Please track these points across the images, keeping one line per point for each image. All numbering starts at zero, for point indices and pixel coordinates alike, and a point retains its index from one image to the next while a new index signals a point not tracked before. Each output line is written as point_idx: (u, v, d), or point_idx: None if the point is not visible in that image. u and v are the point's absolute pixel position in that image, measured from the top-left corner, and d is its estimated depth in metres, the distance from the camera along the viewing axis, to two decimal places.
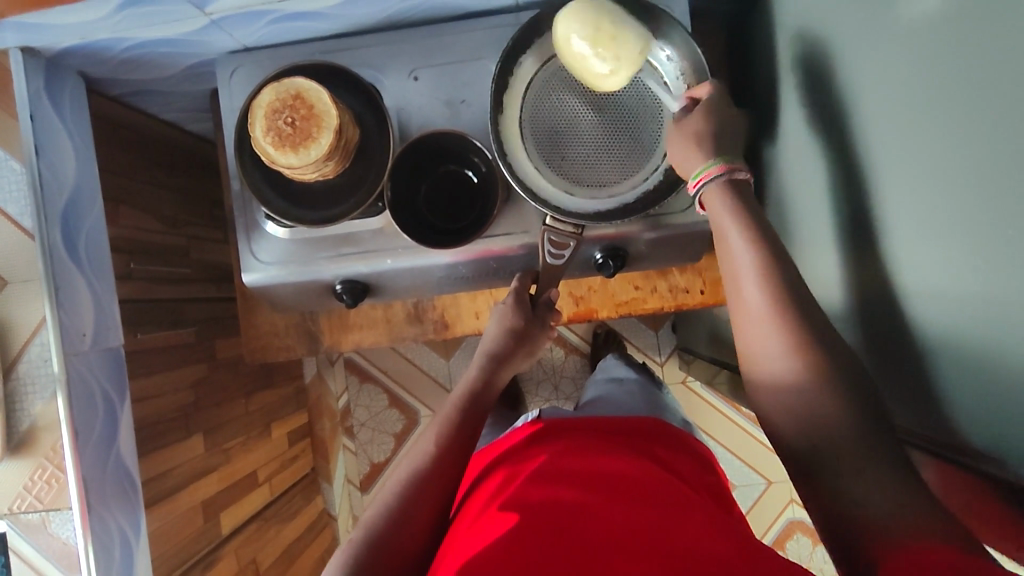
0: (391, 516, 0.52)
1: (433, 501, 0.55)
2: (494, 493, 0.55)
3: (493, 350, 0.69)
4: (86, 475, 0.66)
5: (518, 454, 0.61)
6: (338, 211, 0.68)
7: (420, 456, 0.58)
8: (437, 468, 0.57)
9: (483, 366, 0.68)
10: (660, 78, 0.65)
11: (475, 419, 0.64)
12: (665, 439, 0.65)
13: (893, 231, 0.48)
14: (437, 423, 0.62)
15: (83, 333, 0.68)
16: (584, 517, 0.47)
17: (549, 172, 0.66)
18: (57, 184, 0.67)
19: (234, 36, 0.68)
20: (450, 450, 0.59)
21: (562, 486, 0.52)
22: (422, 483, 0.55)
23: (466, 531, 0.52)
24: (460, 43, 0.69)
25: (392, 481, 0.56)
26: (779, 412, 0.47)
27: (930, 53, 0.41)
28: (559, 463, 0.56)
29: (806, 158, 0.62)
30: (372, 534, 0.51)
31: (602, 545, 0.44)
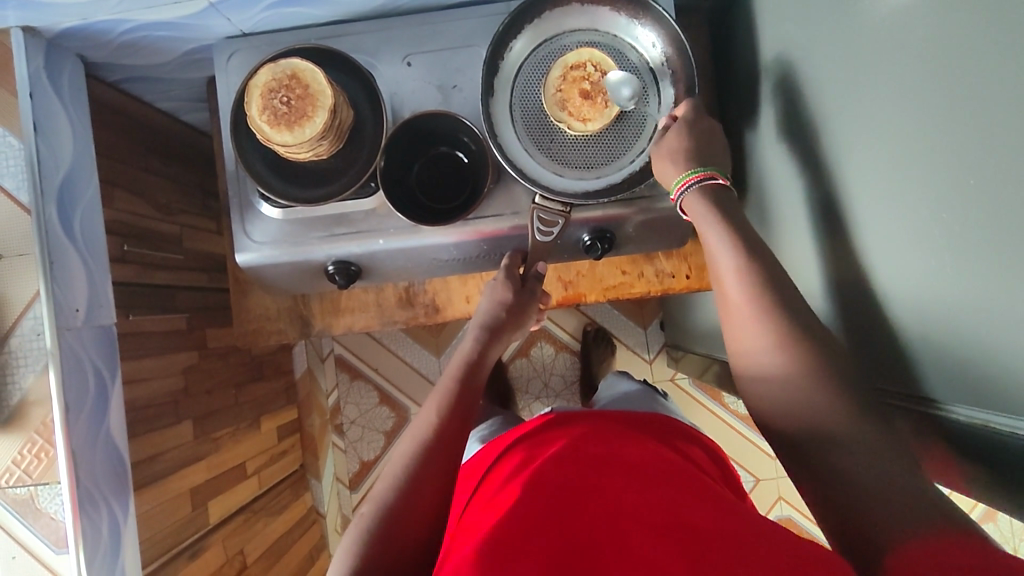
0: (404, 485, 0.53)
1: (443, 471, 0.55)
2: (510, 473, 0.56)
3: (487, 322, 0.71)
4: (76, 447, 0.67)
5: (534, 438, 0.62)
6: (331, 191, 0.69)
7: (424, 426, 0.59)
8: (443, 439, 0.58)
9: (478, 337, 0.69)
10: (646, 64, 0.68)
11: (476, 392, 0.65)
12: (674, 428, 0.66)
13: (876, 199, 0.50)
14: (438, 395, 0.63)
15: (76, 309, 0.69)
16: (599, 491, 0.48)
17: (538, 154, 0.68)
18: (55, 161, 0.68)
19: (232, 21, 0.70)
20: (452, 420, 0.60)
21: (576, 464, 0.52)
22: (429, 453, 0.56)
23: (482, 510, 0.52)
24: (453, 30, 0.71)
25: (400, 453, 0.57)
26: (770, 382, 0.50)
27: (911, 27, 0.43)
28: (576, 444, 0.57)
29: (788, 140, 0.64)
30: (388, 502, 0.52)
31: (618, 522, 0.45)
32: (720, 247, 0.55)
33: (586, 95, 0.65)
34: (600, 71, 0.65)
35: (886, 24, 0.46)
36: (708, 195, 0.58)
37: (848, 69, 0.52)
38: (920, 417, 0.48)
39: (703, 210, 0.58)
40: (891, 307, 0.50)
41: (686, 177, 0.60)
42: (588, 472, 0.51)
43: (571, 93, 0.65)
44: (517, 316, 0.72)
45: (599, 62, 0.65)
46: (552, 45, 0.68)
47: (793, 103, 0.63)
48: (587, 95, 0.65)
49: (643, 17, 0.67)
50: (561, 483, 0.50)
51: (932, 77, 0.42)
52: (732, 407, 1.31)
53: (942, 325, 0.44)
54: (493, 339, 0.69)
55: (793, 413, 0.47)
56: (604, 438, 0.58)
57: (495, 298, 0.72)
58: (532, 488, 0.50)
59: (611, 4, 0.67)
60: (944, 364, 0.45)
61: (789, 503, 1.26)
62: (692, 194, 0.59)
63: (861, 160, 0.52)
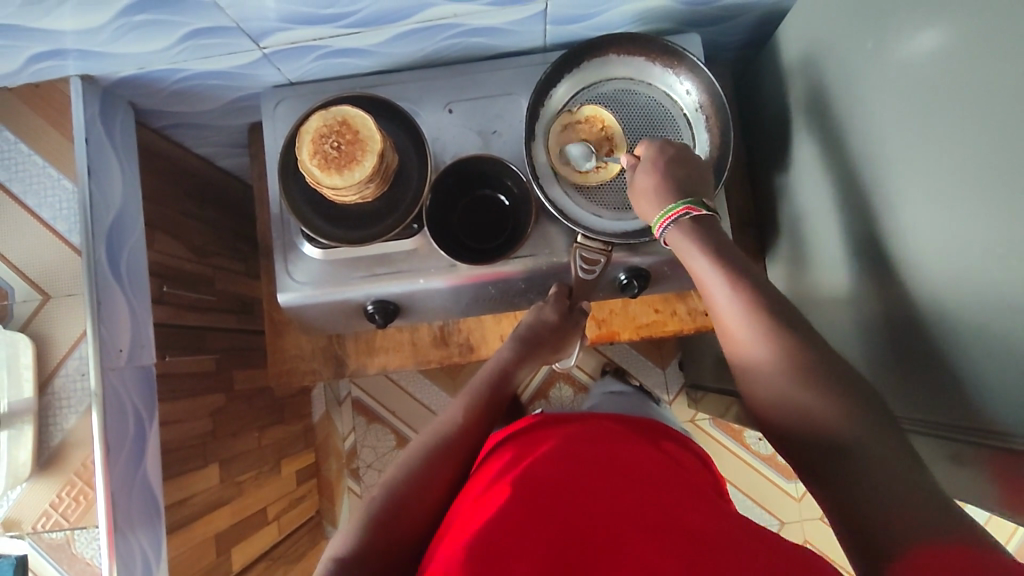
0: (415, 476, 0.54)
1: (450, 471, 0.57)
2: (503, 467, 0.56)
3: (525, 335, 0.70)
4: (114, 489, 0.66)
5: (532, 430, 0.63)
6: (374, 233, 0.71)
7: (448, 423, 0.60)
8: (462, 440, 0.59)
9: (514, 347, 0.69)
10: (680, 110, 0.71)
11: (501, 400, 0.65)
12: (666, 431, 0.67)
13: (919, 235, 0.51)
14: (465, 396, 0.64)
15: (120, 349, 0.69)
16: (594, 489, 0.49)
17: (578, 196, 0.71)
18: (105, 205, 0.69)
19: (281, 71, 0.73)
20: (475, 424, 0.61)
21: (576, 465, 0.52)
22: (448, 451, 0.57)
23: (473, 502, 0.52)
24: (493, 79, 0.74)
25: (417, 446, 0.58)
26: (763, 377, 0.50)
27: (954, 75, 0.46)
28: (571, 444, 0.56)
29: (821, 181, 0.66)
30: (393, 491, 0.53)
31: (619, 525, 0.45)
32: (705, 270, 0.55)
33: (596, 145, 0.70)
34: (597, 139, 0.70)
35: (925, 70, 0.49)
36: (694, 228, 0.57)
37: (883, 113, 0.55)
38: (977, 448, 0.48)
39: (693, 241, 0.57)
40: (935, 342, 0.51)
41: (667, 212, 0.59)
42: (590, 474, 0.50)
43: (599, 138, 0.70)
44: (554, 337, 0.72)
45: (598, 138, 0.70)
46: (589, 92, 0.72)
47: (824, 148, 0.65)
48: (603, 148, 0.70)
49: (677, 66, 0.69)
50: (559, 480, 0.50)
51: (976, 116, 0.44)
52: (753, 448, 1.30)
53: (989, 356, 0.45)
54: (528, 353, 0.70)
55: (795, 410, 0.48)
56: (602, 437, 0.58)
57: (535, 315, 0.72)
58: (529, 487, 0.49)
59: (649, 54, 0.70)
60: (995, 394, 0.45)
61: (816, 547, 1.24)
62: (676, 226, 0.58)
63: (901, 197, 0.53)
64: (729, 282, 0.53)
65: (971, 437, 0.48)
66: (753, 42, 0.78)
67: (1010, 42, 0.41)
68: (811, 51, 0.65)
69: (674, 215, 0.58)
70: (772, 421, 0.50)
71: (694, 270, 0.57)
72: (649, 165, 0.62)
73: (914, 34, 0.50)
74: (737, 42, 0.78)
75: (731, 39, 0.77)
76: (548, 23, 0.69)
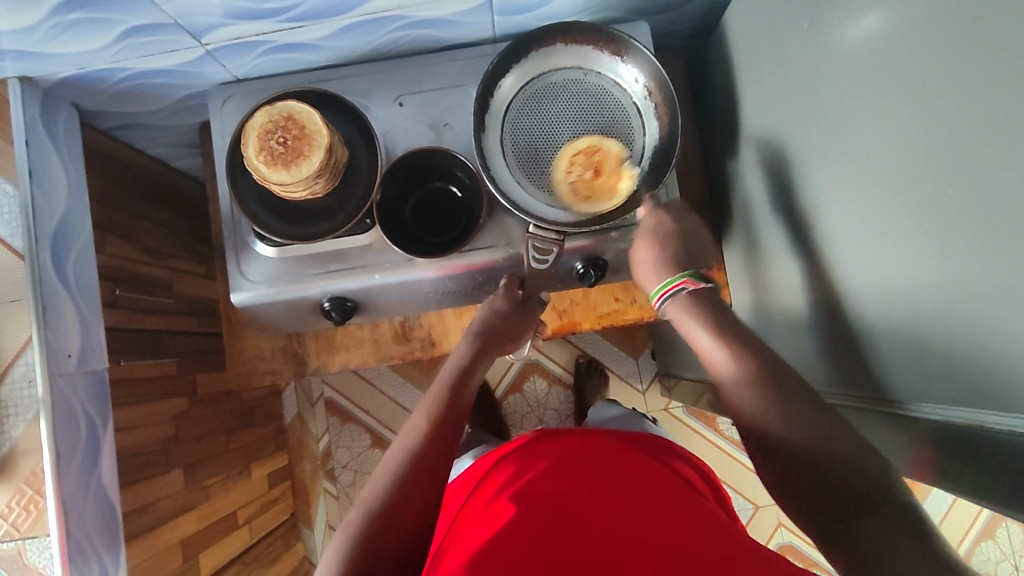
0: (391, 493, 0.52)
1: (427, 479, 0.54)
2: (499, 488, 0.56)
3: (481, 329, 0.70)
4: (66, 498, 0.65)
5: (525, 447, 0.63)
6: (325, 228, 0.70)
7: (416, 430, 0.58)
8: (432, 445, 0.56)
9: (472, 343, 0.69)
10: (630, 98, 0.71)
11: (466, 397, 0.64)
12: (653, 443, 0.67)
13: (857, 213, 0.52)
14: (427, 398, 0.62)
15: (69, 354, 0.68)
16: (584, 503, 0.49)
17: (530, 186, 0.70)
18: (49, 209, 0.68)
19: (227, 68, 0.72)
20: (442, 425, 0.59)
21: (568, 483, 0.52)
22: (421, 460, 0.55)
23: (471, 527, 0.52)
24: (442, 71, 0.73)
25: (391, 458, 0.55)
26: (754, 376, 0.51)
27: (880, 55, 0.46)
28: (563, 461, 0.56)
29: (767, 165, 0.67)
30: (373, 514, 0.50)
31: (615, 542, 0.45)
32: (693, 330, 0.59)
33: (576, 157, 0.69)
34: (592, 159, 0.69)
35: (856, 51, 0.49)
36: (690, 297, 0.61)
37: (819, 96, 0.55)
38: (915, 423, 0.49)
39: (684, 306, 0.61)
40: (874, 321, 0.51)
41: (666, 285, 0.64)
42: (581, 491, 0.51)
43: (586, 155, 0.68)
44: (510, 326, 0.72)
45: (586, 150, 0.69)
46: (538, 82, 0.71)
47: (769, 132, 0.65)
48: (588, 156, 0.68)
49: (625, 55, 0.69)
50: (543, 499, 0.50)
51: (903, 93, 0.44)
52: (727, 435, 1.31)
53: (921, 329, 0.45)
54: (485, 347, 0.69)
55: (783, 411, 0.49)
56: (593, 452, 0.59)
57: (488, 308, 0.72)
58: (523, 507, 0.49)
59: (594, 43, 0.70)
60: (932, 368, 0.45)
61: (789, 529, 1.25)
62: (674, 298, 0.63)
63: (840, 178, 0.54)
64: (715, 332, 0.57)
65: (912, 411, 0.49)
66: (703, 28, 0.78)
67: (930, 18, 0.41)
68: (754, 38, 0.66)
69: (673, 287, 0.63)
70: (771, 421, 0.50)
71: (687, 331, 0.60)
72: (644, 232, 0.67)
73: (845, 16, 0.50)
74: (687, 29, 0.78)
75: (681, 26, 0.78)
76: (495, 14, 0.69)
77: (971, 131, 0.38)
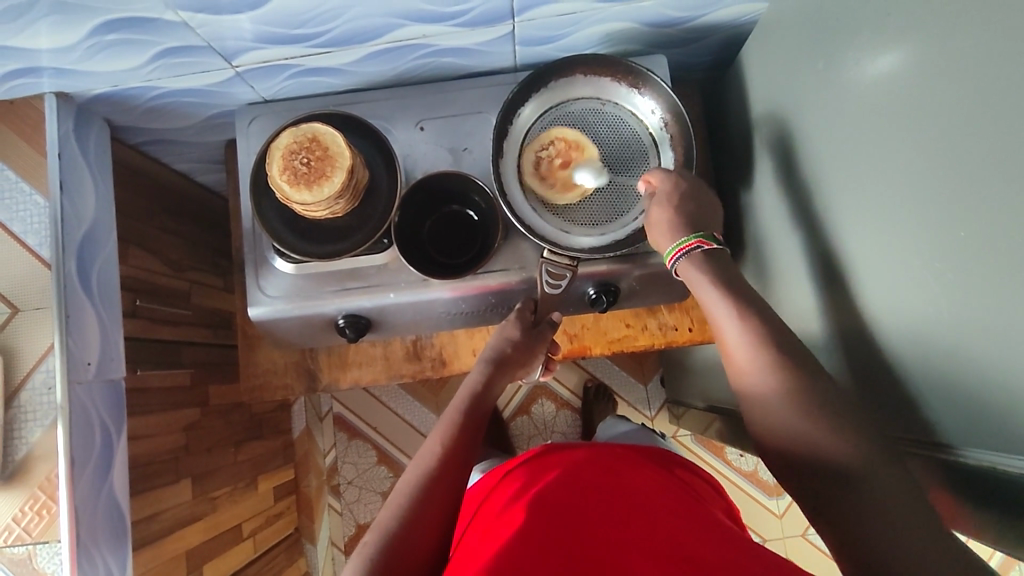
0: (407, 515, 0.52)
1: (441, 503, 0.54)
2: (512, 498, 0.56)
3: (493, 355, 0.70)
4: (78, 504, 0.66)
5: (540, 458, 0.63)
6: (343, 247, 0.71)
7: (428, 455, 0.58)
8: (446, 469, 0.56)
9: (485, 370, 0.69)
10: (646, 129, 0.73)
11: (478, 419, 0.64)
12: (672, 457, 0.66)
13: (872, 248, 0.52)
14: (442, 424, 0.62)
15: (89, 362, 0.70)
16: (595, 514, 0.49)
17: (546, 213, 0.71)
18: (77, 219, 0.70)
19: (255, 89, 0.74)
20: (457, 449, 0.59)
21: (579, 493, 0.52)
22: (435, 482, 0.55)
23: (484, 536, 0.52)
24: (464, 98, 0.75)
25: (405, 482, 0.55)
26: (767, 408, 0.51)
27: (898, 96, 0.47)
28: (576, 471, 0.57)
29: (781, 197, 0.67)
30: (389, 537, 0.50)
31: (627, 555, 0.45)
32: (712, 300, 0.57)
33: (540, 167, 0.72)
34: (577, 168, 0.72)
35: (874, 90, 0.50)
36: (703, 259, 0.59)
37: (835, 134, 0.56)
38: (934, 463, 0.49)
39: (704, 274, 0.58)
40: (893, 358, 0.51)
41: (681, 243, 0.61)
42: (592, 502, 0.51)
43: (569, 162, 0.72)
44: (525, 353, 0.71)
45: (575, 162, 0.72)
46: (556, 111, 0.73)
47: (784, 165, 0.66)
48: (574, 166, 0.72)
49: (642, 87, 0.71)
50: (555, 512, 0.50)
51: (919, 135, 0.45)
52: (735, 464, 1.30)
53: (943, 369, 0.46)
54: (500, 371, 0.69)
55: (798, 446, 0.48)
56: (606, 464, 0.58)
57: (503, 336, 0.71)
58: (536, 514, 0.50)
59: (612, 76, 0.71)
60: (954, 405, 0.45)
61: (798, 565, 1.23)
62: (686, 258, 0.60)
63: (855, 215, 0.54)
64: (744, 321, 0.54)
65: (931, 451, 0.49)
66: (720, 61, 0.80)
67: (945, 63, 0.42)
68: (770, 75, 0.67)
69: (688, 247, 0.61)
70: (778, 445, 0.50)
71: (707, 304, 0.58)
72: (663, 198, 0.64)
73: (861, 56, 0.51)
74: (704, 63, 0.80)
75: (699, 60, 0.79)
76: (517, 44, 0.71)
77: (990, 174, 0.39)
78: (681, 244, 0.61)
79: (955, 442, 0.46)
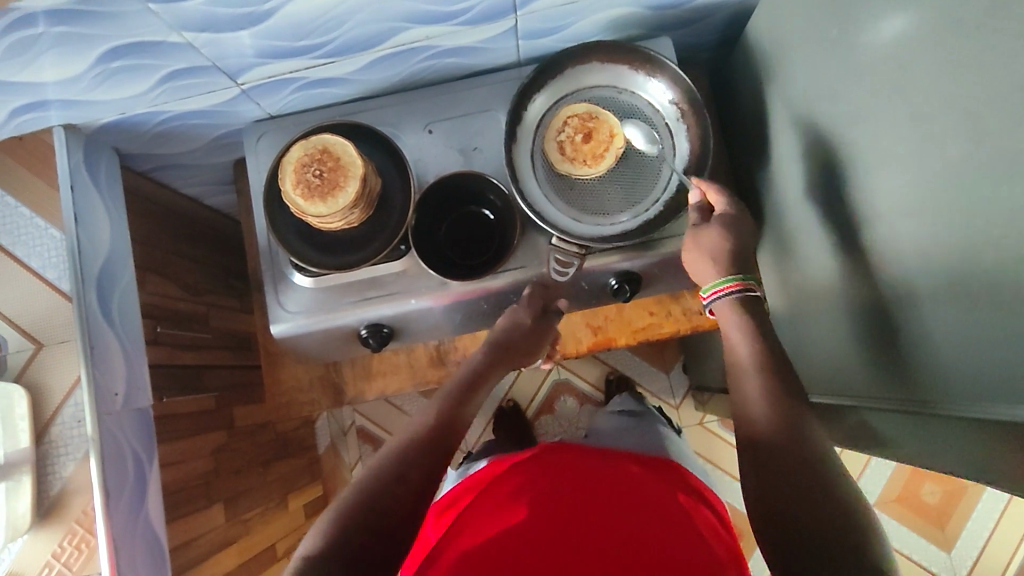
0: (397, 470, 0.51)
1: (433, 464, 0.53)
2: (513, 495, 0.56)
3: (499, 338, 0.69)
4: (116, 535, 0.65)
5: (546, 459, 0.62)
6: (360, 257, 0.71)
7: (422, 422, 0.57)
8: (441, 436, 0.56)
9: (488, 352, 0.68)
10: (662, 119, 0.72)
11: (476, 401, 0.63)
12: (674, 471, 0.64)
13: (894, 213, 0.51)
14: (439, 396, 0.61)
15: (116, 393, 0.69)
16: (596, 530, 0.49)
17: (557, 200, 0.71)
18: (94, 250, 0.70)
19: (261, 105, 0.74)
20: (452, 422, 0.58)
21: (582, 507, 0.52)
22: (428, 445, 0.54)
23: (478, 529, 0.52)
24: (471, 97, 0.75)
25: (396, 442, 0.55)
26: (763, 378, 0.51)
27: (916, 56, 0.46)
28: (582, 481, 0.56)
29: (799, 171, 0.67)
30: (374, 487, 0.49)
31: None
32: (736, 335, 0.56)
33: (565, 151, 0.70)
34: (595, 152, 0.70)
35: (890, 53, 0.49)
36: (738, 305, 0.58)
37: (852, 101, 0.56)
38: (942, 421, 0.48)
39: (733, 314, 0.57)
40: (914, 324, 0.51)
41: (717, 286, 0.59)
42: (594, 518, 0.51)
43: (585, 147, 0.70)
44: (530, 339, 0.71)
45: (593, 147, 0.70)
46: (573, 97, 0.73)
47: (801, 137, 0.65)
48: (590, 151, 0.70)
49: (659, 74, 0.70)
50: (556, 528, 0.50)
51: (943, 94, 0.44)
52: None
53: None
54: (501, 356, 0.68)
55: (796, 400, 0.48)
56: (609, 476, 0.58)
57: (512, 317, 0.70)
58: (538, 530, 0.50)
59: (631, 64, 0.70)
60: (976, 370, 0.44)
61: None
62: (724, 300, 0.58)
63: (878, 182, 0.53)
64: None
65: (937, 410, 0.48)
66: (725, 39, 0.79)
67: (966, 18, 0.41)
68: (778, 49, 0.67)
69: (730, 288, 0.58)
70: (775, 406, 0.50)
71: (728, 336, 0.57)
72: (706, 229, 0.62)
73: (874, 20, 0.50)
74: (710, 42, 0.79)
75: (704, 40, 0.79)
76: (520, 39, 0.70)
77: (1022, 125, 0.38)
78: (716, 287, 0.59)
79: (962, 400, 0.46)
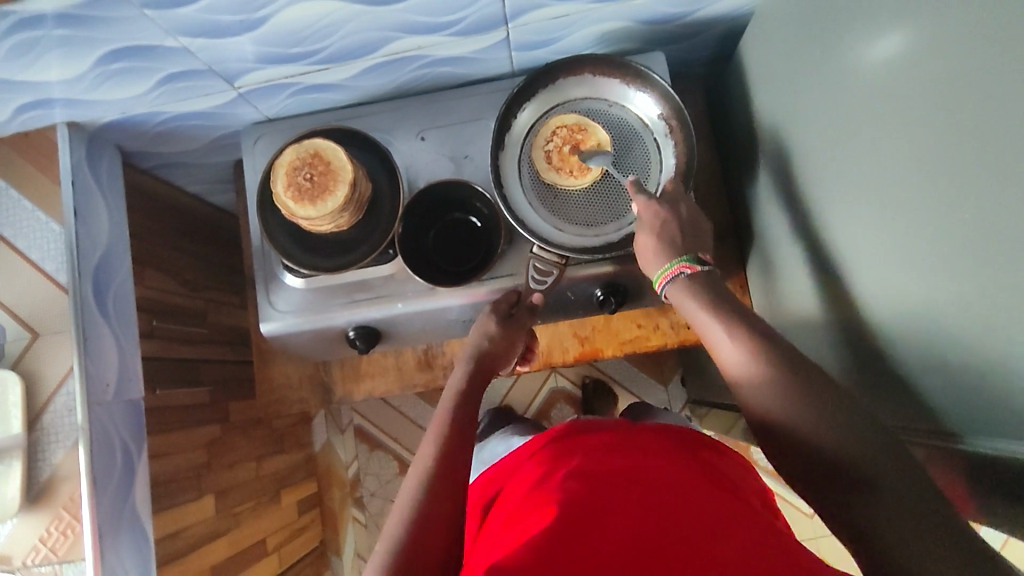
0: (418, 514, 0.48)
1: (450, 493, 0.51)
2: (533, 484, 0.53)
3: (475, 349, 0.67)
4: (100, 523, 0.67)
5: (559, 443, 0.60)
6: (349, 259, 0.72)
7: (430, 447, 0.55)
8: (449, 458, 0.53)
9: (469, 363, 0.66)
10: (652, 134, 0.72)
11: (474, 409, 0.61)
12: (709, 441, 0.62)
13: (873, 234, 0.51)
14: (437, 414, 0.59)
15: (107, 383, 0.71)
16: (629, 499, 0.46)
17: (541, 209, 0.71)
18: (91, 244, 0.72)
19: (258, 108, 0.75)
20: (456, 438, 0.56)
21: (607, 479, 0.49)
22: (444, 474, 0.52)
23: (506, 526, 0.49)
24: (463, 106, 0.76)
25: (410, 478, 0.52)
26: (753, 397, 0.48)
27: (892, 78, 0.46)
28: (602, 456, 0.53)
29: (785, 189, 0.66)
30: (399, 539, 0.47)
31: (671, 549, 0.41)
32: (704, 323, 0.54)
33: (552, 161, 0.71)
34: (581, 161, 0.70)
35: (869, 74, 0.49)
36: (691, 284, 0.56)
37: (832, 122, 0.55)
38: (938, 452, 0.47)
39: (692, 296, 0.55)
40: (899, 348, 0.50)
41: (665, 269, 0.58)
42: (623, 488, 0.48)
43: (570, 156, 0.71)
44: (503, 346, 0.68)
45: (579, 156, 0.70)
46: (562, 108, 0.73)
47: (786, 155, 0.65)
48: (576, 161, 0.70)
49: (649, 89, 0.70)
50: (586, 496, 0.47)
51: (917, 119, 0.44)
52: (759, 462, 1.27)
53: (951, 358, 0.44)
54: (480, 368, 0.66)
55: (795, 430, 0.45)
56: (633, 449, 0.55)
57: (480, 330, 0.68)
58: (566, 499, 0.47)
59: (619, 78, 0.71)
60: (961, 395, 0.44)
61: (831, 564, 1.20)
62: (674, 284, 0.57)
63: (857, 203, 0.53)
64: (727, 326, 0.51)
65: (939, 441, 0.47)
66: (719, 54, 0.79)
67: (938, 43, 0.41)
68: (768, 66, 0.66)
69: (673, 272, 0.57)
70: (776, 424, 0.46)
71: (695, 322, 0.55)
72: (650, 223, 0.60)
73: (854, 42, 0.50)
74: (705, 57, 0.79)
75: (699, 55, 0.79)
76: (513, 50, 0.71)
77: (988, 153, 0.37)
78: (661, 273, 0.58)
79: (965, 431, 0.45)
